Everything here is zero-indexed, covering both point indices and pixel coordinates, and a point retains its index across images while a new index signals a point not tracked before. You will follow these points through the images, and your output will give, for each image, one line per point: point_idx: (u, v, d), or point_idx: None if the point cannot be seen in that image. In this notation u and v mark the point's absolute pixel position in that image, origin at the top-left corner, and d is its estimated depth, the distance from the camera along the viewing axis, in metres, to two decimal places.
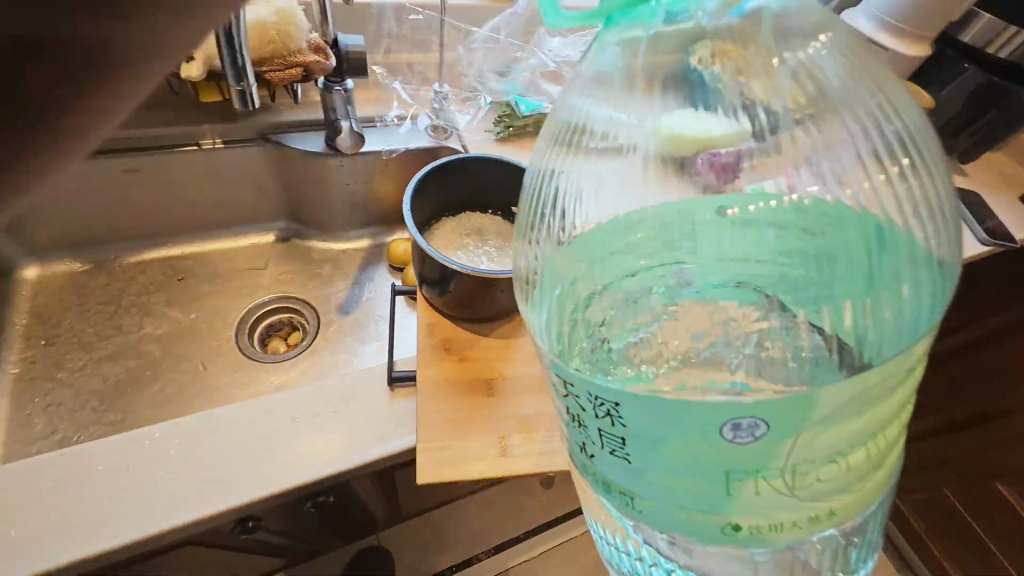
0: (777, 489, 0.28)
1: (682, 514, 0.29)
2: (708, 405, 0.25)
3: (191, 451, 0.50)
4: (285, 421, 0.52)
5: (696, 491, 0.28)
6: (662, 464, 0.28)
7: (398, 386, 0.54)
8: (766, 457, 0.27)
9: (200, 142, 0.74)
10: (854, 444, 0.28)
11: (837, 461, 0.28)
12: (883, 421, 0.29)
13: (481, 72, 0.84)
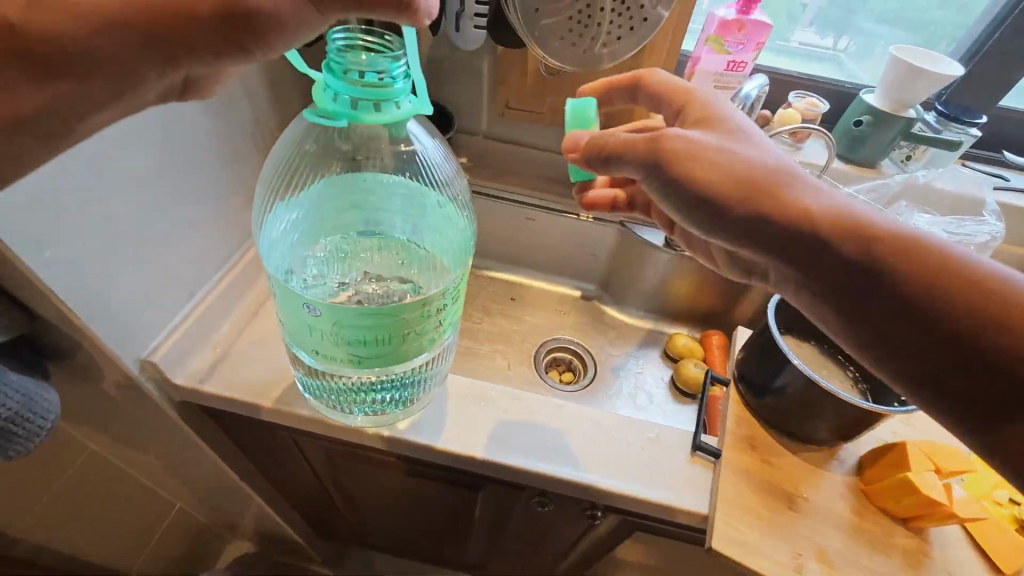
0: (336, 343, 0.48)
1: (314, 350, 0.51)
2: (298, 298, 0.47)
3: (526, 418, 0.61)
4: (602, 433, 0.60)
5: (303, 333, 0.50)
6: (301, 322, 0.49)
7: (699, 454, 0.59)
8: (328, 323, 0.47)
9: (580, 214, 0.97)
10: (365, 338, 0.47)
11: (355, 343, 0.48)
12: (382, 325, 0.47)
13: None
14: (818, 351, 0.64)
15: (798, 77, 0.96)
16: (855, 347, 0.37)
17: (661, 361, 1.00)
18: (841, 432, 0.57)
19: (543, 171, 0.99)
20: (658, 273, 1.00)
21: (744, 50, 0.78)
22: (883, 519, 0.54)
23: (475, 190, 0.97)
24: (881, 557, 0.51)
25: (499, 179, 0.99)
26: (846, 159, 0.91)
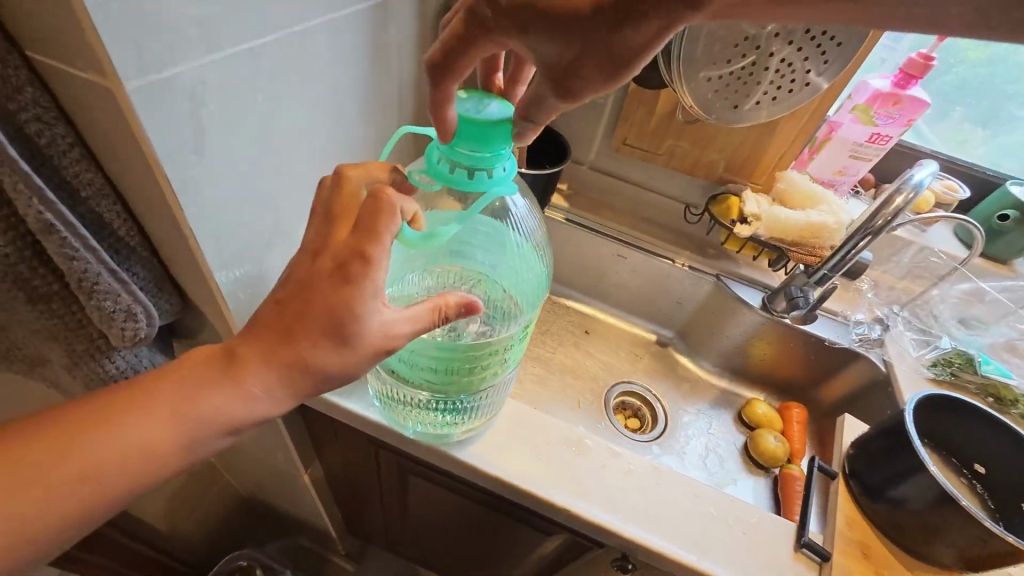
0: (410, 369, 0.46)
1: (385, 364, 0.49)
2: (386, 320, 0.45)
3: (621, 477, 0.58)
4: (699, 508, 0.57)
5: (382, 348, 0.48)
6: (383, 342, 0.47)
7: (802, 552, 0.55)
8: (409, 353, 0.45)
9: (676, 260, 0.93)
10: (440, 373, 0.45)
11: (430, 374, 0.46)
12: (458, 370, 0.45)
13: (945, 318, 0.83)
14: (941, 460, 0.61)
15: (932, 155, 0.90)
16: None
17: (733, 425, 0.94)
18: (969, 560, 0.52)
19: (643, 210, 0.97)
20: (744, 334, 0.94)
21: (892, 125, 0.75)
22: None
23: (571, 218, 0.96)
24: None
25: (597, 211, 0.97)
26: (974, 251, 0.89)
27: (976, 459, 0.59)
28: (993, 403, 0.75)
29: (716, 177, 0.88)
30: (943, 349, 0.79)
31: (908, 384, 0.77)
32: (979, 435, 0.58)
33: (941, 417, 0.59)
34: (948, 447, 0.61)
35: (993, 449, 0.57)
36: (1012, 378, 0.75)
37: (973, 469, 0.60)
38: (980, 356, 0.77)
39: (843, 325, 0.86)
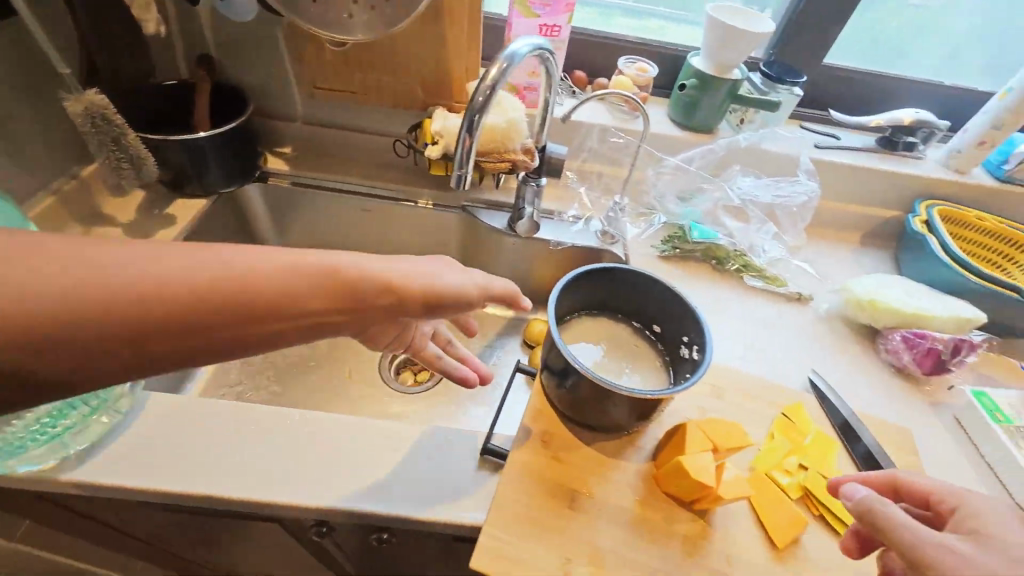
0: None
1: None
2: None
3: (301, 441, 0.55)
4: (388, 451, 0.55)
5: None
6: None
7: (489, 459, 0.55)
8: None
9: (418, 201, 0.90)
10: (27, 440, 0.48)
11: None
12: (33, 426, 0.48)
13: (664, 194, 0.86)
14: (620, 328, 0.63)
15: (637, 40, 0.90)
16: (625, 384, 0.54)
17: (520, 350, 0.94)
18: (639, 411, 0.53)
19: (374, 156, 0.90)
20: (517, 264, 0.89)
21: (553, 14, 0.73)
22: (669, 507, 0.51)
23: (300, 181, 0.89)
24: (662, 550, 0.48)
25: (326, 168, 0.90)
26: (683, 126, 0.88)
27: (647, 317, 0.62)
28: (714, 264, 0.82)
29: (421, 105, 0.83)
30: (657, 227, 0.84)
31: (639, 266, 0.80)
32: (638, 293, 0.61)
33: (603, 287, 0.60)
34: (629, 312, 0.63)
35: (651, 304, 0.60)
36: (717, 237, 0.81)
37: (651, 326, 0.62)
38: (691, 224, 0.82)
39: (559, 223, 0.85)
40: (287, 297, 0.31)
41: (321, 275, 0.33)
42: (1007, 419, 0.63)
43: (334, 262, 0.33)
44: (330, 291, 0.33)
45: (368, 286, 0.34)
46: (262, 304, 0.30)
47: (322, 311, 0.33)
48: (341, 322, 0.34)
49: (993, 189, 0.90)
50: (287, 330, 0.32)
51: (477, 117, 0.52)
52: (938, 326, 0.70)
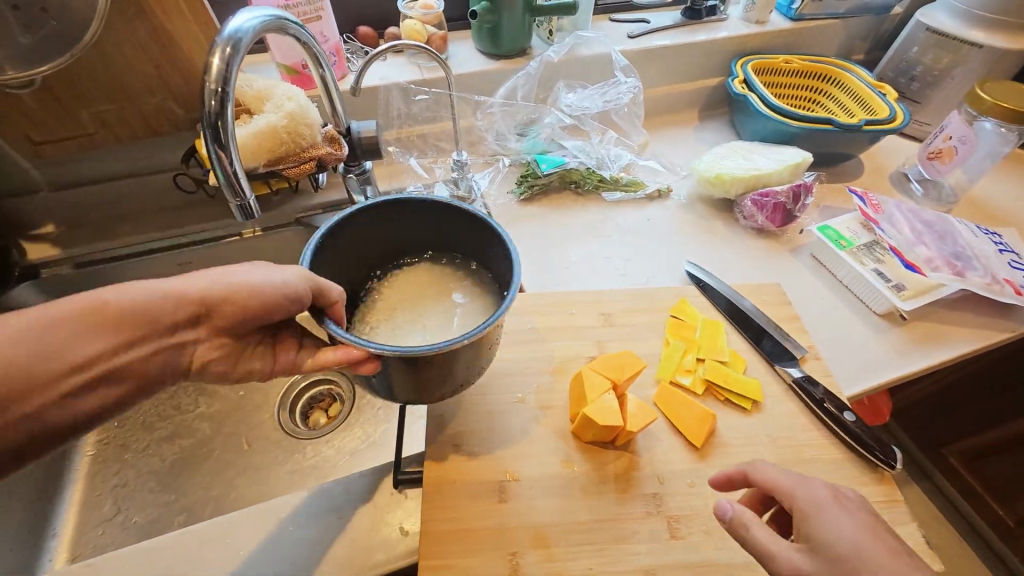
0: None
1: None
2: None
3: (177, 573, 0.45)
4: (288, 532, 0.47)
5: None
6: None
7: (406, 487, 0.50)
8: None
9: (242, 232, 0.76)
10: None
11: None
12: None
13: (503, 133, 0.80)
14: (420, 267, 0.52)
15: None
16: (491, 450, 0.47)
17: None
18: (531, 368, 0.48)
19: (164, 199, 0.74)
20: None
21: None
22: (596, 454, 0.51)
23: (84, 260, 0.71)
24: (602, 499, 0.48)
25: (111, 232, 0.73)
26: (495, 56, 0.81)
27: (450, 249, 0.51)
28: (574, 189, 0.80)
29: (189, 123, 0.68)
30: (505, 171, 0.80)
31: (503, 218, 0.75)
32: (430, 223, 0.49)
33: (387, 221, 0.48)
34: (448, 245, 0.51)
35: (450, 231, 0.50)
36: (565, 162, 0.78)
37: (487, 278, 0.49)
38: (535, 158, 0.78)
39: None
40: (58, 356, 0.31)
41: (99, 322, 0.33)
42: (850, 243, 0.69)
43: (139, 293, 0.35)
44: (127, 327, 0.34)
45: (191, 298, 0.36)
46: (23, 371, 0.30)
47: (104, 353, 0.33)
48: (160, 352, 0.35)
49: (791, 30, 0.95)
50: (86, 386, 0.32)
51: (222, 127, 0.42)
52: (778, 179, 0.74)
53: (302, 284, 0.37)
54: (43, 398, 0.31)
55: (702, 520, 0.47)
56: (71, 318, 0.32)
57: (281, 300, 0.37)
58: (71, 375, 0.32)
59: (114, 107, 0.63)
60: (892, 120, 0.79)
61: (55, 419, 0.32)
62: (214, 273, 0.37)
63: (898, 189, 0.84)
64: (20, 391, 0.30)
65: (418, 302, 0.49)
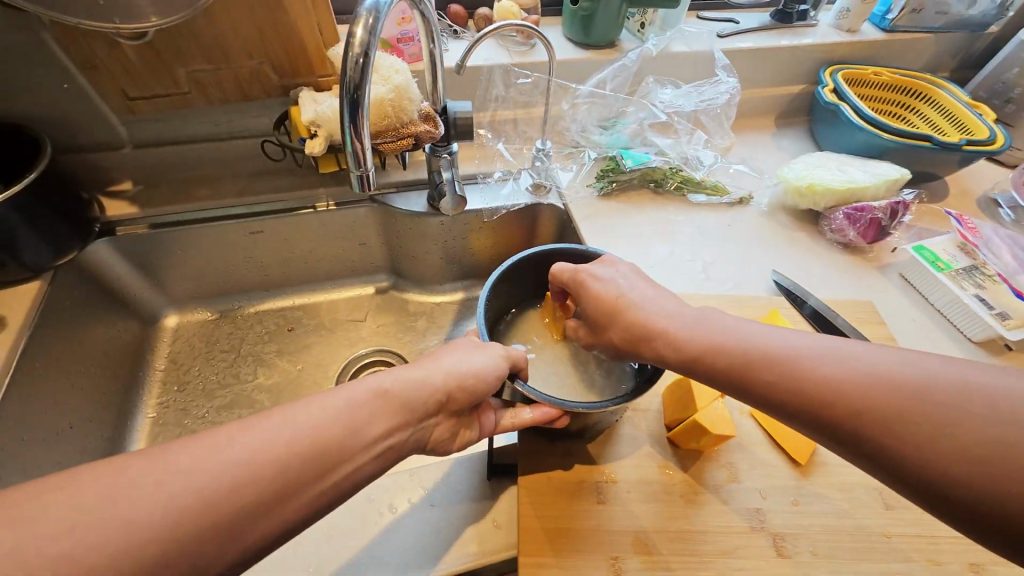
0: None
1: None
2: None
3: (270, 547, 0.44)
4: (380, 513, 0.47)
5: None
6: None
7: (496, 479, 0.49)
8: None
9: (316, 205, 0.75)
10: None
11: None
12: None
13: (587, 125, 0.79)
14: (528, 313, 0.57)
15: None
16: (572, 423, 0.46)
17: None
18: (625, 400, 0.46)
19: (242, 164, 0.74)
20: (452, 244, 0.80)
21: None
22: (695, 463, 0.49)
23: (160, 221, 0.71)
24: (704, 510, 0.46)
25: (187, 195, 0.73)
26: (585, 45, 0.79)
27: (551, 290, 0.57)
28: (654, 188, 0.78)
29: (280, 90, 0.66)
30: (589, 165, 0.78)
31: (584, 212, 0.73)
32: (542, 273, 0.54)
33: (515, 280, 0.52)
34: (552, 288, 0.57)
35: None
36: (650, 159, 0.76)
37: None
38: (621, 152, 0.76)
39: (487, 187, 0.75)
40: (350, 435, 0.31)
41: (371, 403, 0.33)
42: (948, 266, 0.66)
43: (374, 384, 0.34)
44: (392, 409, 0.34)
45: (429, 384, 0.35)
46: (325, 450, 0.30)
47: (375, 440, 0.32)
48: (412, 435, 0.35)
49: (883, 41, 0.91)
50: (367, 464, 0.32)
51: (359, 98, 0.40)
52: (874, 195, 0.71)
53: (507, 360, 0.39)
54: (320, 480, 0.30)
55: (808, 540, 0.45)
56: (348, 399, 0.33)
57: (494, 379, 0.38)
58: (360, 453, 0.32)
59: (210, 68, 0.62)
60: (994, 142, 0.75)
61: (342, 495, 0.32)
62: (442, 358, 0.38)
63: (987, 214, 0.81)
64: (319, 470, 0.30)
65: (548, 349, 0.54)
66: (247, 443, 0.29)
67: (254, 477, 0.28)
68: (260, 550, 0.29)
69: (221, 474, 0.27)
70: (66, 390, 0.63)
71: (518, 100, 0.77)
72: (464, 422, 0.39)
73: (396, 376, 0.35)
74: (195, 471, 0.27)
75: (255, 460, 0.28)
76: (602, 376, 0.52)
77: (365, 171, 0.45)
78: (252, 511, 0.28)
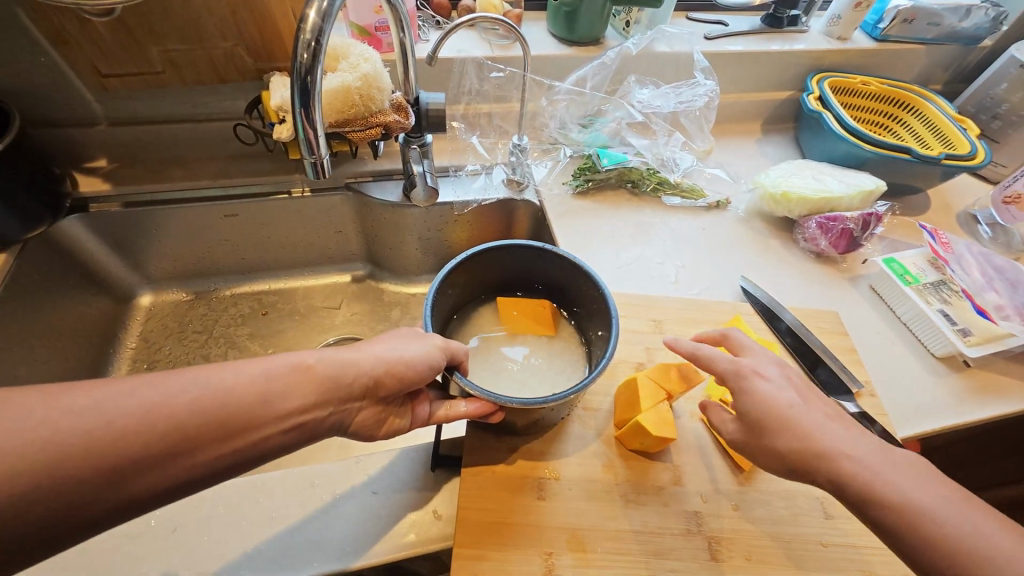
0: None
1: None
2: None
3: (210, 526, 0.45)
4: (322, 497, 0.47)
5: None
6: None
7: (442, 470, 0.50)
8: None
9: (291, 190, 0.75)
10: None
11: None
12: None
13: (565, 121, 0.79)
14: (485, 308, 0.57)
15: None
16: (516, 420, 0.47)
17: None
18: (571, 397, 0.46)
19: (218, 147, 0.74)
20: (426, 235, 0.80)
21: None
22: (639, 464, 0.49)
23: (133, 200, 0.71)
24: (642, 510, 0.46)
25: (161, 174, 0.73)
26: (568, 41, 0.78)
27: (510, 285, 0.58)
28: (630, 188, 0.77)
29: (254, 73, 0.66)
30: (566, 163, 0.78)
31: (557, 209, 0.73)
32: (500, 268, 0.55)
33: (471, 273, 0.52)
34: (511, 283, 0.57)
35: (514, 272, 0.56)
36: (626, 159, 0.75)
37: (563, 300, 0.56)
38: (598, 151, 0.76)
39: (460, 180, 0.75)
40: (263, 404, 0.32)
41: (293, 376, 0.33)
42: (915, 279, 0.66)
43: (301, 359, 0.35)
44: (314, 384, 0.34)
45: (356, 367, 0.36)
46: (239, 419, 0.31)
47: (290, 413, 0.33)
48: (332, 415, 0.35)
49: (874, 50, 0.91)
50: (276, 435, 0.32)
51: (310, 82, 0.40)
52: (848, 204, 0.71)
53: (443, 352, 0.39)
54: (230, 450, 0.31)
55: (743, 545, 0.45)
56: (271, 371, 0.33)
57: (425, 371, 0.38)
58: (270, 423, 0.32)
59: (184, 48, 0.62)
60: (974, 157, 0.75)
61: (245, 462, 0.32)
62: (377, 344, 0.38)
63: (965, 230, 0.81)
64: (232, 442, 0.30)
65: (502, 343, 0.55)
66: (153, 396, 0.29)
67: (149, 430, 0.28)
68: (147, 505, 0.29)
69: (116, 421, 0.28)
70: (29, 361, 0.64)
71: (497, 94, 0.77)
72: (394, 410, 0.39)
73: (326, 354, 0.36)
74: (96, 436, 0.27)
75: (155, 412, 0.29)
76: (553, 373, 0.52)
77: (317, 155, 0.45)
78: (141, 462, 0.28)
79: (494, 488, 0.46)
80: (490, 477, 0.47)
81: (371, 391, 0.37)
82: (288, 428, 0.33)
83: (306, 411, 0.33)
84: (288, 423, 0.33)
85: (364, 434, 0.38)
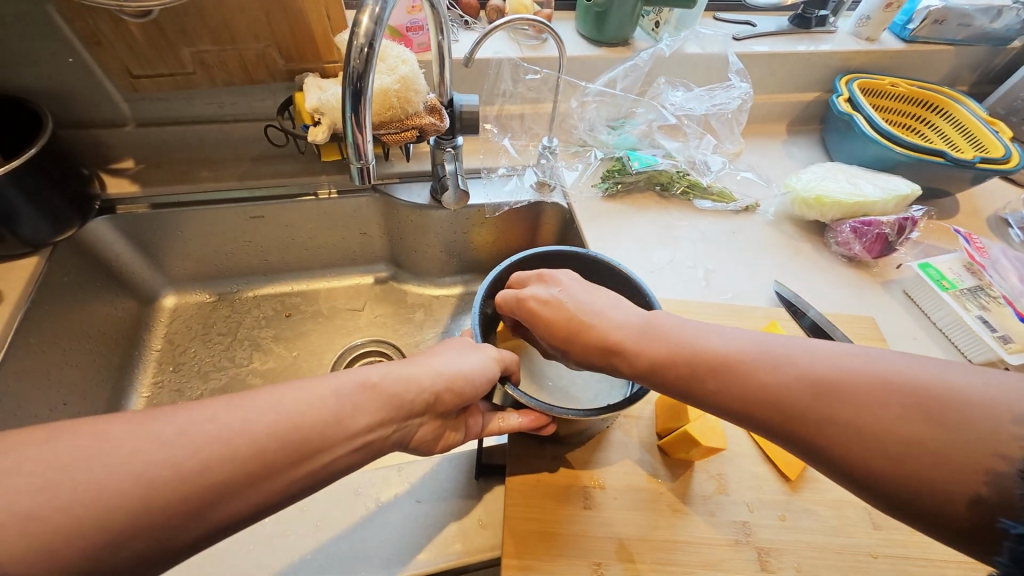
0: None
1: None
2: None
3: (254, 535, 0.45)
4: (365, 507, 0.47)
5: None
6: None
7: (484, 479, 0.49)
8: None
9: (318, 191, 0.74)
10: None
11: None
12: None
13: (595, 124, 0.78)
14: None
15: None
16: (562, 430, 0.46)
17: None
18: None
19: (245, 148, 0.74)
20: (451, 237, 0.79)
21: None
22: (683, 472, 0.49)
23: (161, 202, 0.70)
24: (689, 520, 0.46)
25: (188, 176, 0.72)
26: (598, 42, 0.78)
27: None
28: (660, 191, 0.77)
29: (285, 74, 0.66)
30: (596, 165, 0.77)
31: (587, 212, 0.73)
32: None
33: None
34: None
35: None
36: (657, 162, 0.75)
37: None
38: (628, 154, 0.75)
39: (489, 182, 0.75)
40: (332, 425, 0.31)
41: (358, 395, 0.33)
42: (952, 285, 0.65)
43: (363, 377, 0.34)
44: (379, 403, 0.33)
45: (418, 383, 0.35)
46: (306, 436, 0.30)
47: (357, 435, 0.32)
48: (395, 433, 0.34)
49: (902, 52, 0.90)
50: (344, 456, 0.32)
51: (362, 88, 0.40)
52: (882, 209, 0.70)
53: (498, 363, 0.39)
54: (296, 470, 0.30)
55: (792, 556, 0.45)
56: (335, 390, 0.33)
57: (482, 384, 0.38)
58: (339, 445, 0.31)
59: (217, 50, 0.61)
60: (1008, 160, 0.74)
61: (314, 483, 0.31)
62: (434, 358, 0.38)
63: (995, 233, 0.80)
64: (296, 457, 0.30)
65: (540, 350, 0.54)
66: (219, 415, 0.29)
67: (218, 450, 0.28)
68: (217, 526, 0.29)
69: (185, 441, 0.28)
70: (58, 366, 0.63)
71: (528, 96, 0.77)
72: (451, 425, 0.39)
73: (387, 369, 0.35)
74: (167, 454, 0.27)
75: (224, 432, 0.28)
76: (594, 381, 0.52)
77: (363, 162, 0.44)
78: (219, 488, 0.28)
79: (540, 498, 0.46)
80: (536, 488, 0.46)
81: (432, 407, 0.36)
82: (353, 449, 0.32)
83: (371, 431, 0.33)
84: (355, 443, 0.32)
85: (422, 450, 0.38)
